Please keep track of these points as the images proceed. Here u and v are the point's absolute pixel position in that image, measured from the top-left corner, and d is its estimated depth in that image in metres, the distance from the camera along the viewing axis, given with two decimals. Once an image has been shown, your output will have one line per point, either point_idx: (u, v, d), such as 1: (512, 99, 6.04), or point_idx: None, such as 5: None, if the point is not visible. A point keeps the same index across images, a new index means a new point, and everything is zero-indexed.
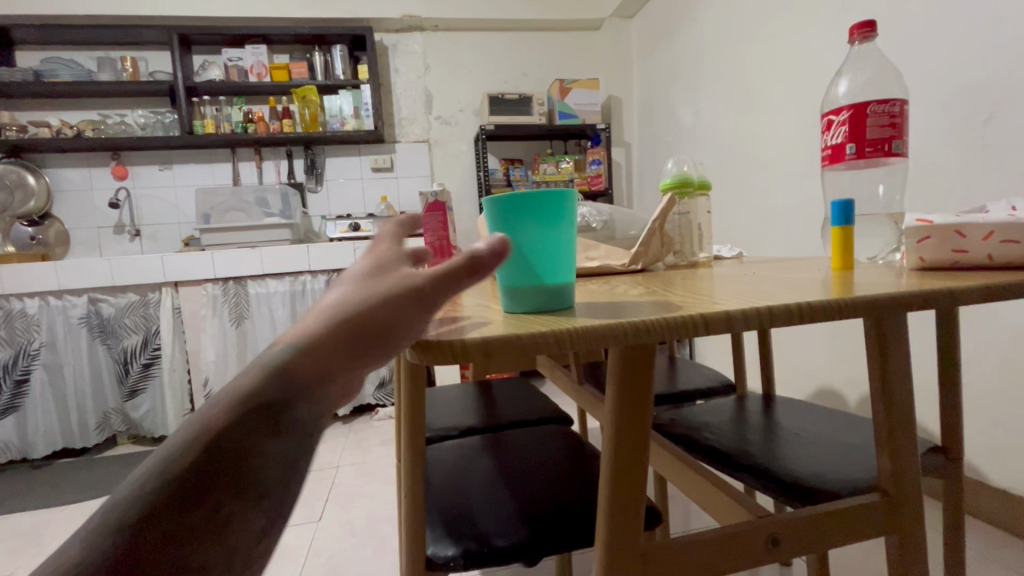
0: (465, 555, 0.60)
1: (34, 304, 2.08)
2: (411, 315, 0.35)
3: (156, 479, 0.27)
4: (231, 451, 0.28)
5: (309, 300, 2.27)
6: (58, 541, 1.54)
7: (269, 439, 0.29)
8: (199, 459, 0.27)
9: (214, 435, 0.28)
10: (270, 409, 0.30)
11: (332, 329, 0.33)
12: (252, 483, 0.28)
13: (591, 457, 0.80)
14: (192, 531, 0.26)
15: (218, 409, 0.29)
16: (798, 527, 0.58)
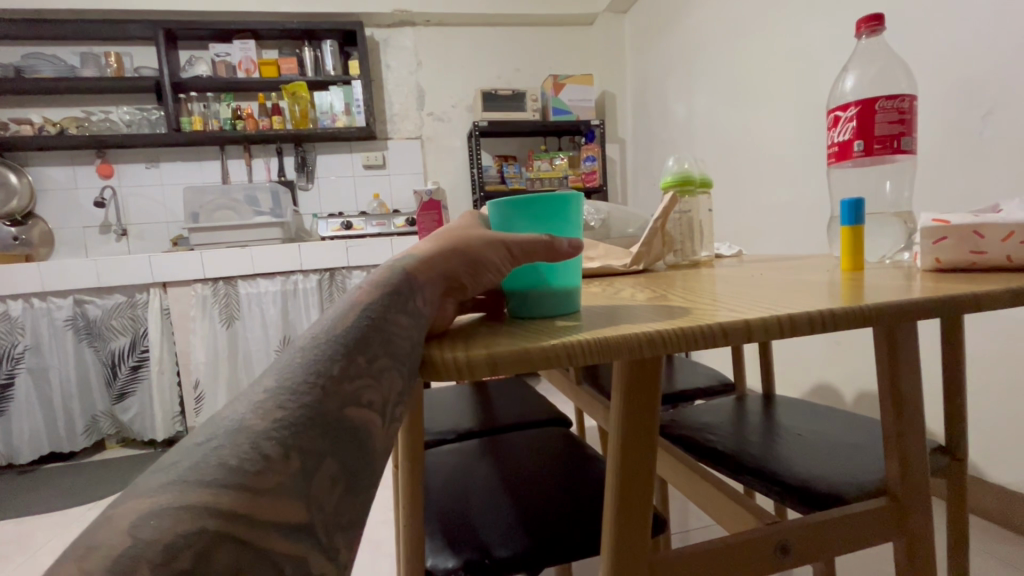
0: (466, 566, 0.59)
1: (18, 306, 2.03)
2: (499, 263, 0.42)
3: (331, 337, 0.34)
4: (384, 323, 0.35)
5: (300, 299, 2.24)
6: (45, 548, 1.51)
7: (407, 323, 0.36)
8: (365, 321, 0.35)
9: (374, 307, 0.36)
10: (408, 300, 0.37)
11: (446, 257, 0.42)
12: (395, 348, 0.34)
13: (591, 460, 0.79)
14: (361, 371, 0.32)
15: (369, 293, 0.37)
16: (807, 534, 0.56)
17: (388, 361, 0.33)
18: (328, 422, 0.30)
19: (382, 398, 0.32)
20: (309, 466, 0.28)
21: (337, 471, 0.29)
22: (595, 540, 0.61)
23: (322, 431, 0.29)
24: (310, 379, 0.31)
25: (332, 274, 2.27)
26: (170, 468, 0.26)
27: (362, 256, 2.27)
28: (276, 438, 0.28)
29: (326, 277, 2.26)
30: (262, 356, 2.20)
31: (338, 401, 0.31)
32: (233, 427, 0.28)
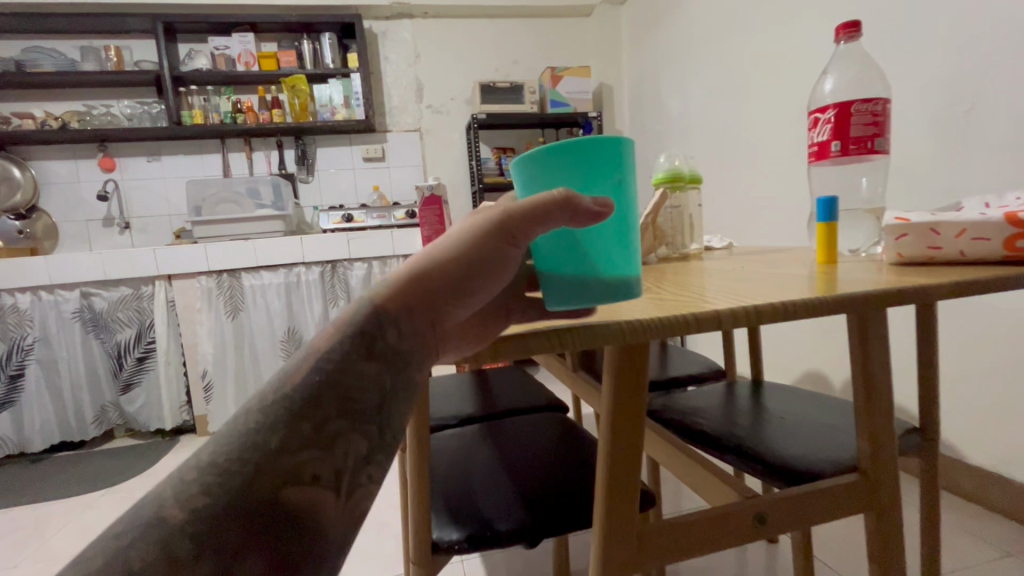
0: (469, 540, 0.63)
1: (26, 299, 2.07)
2: (512, 250, 0.39)
3: (277, 401, 0.33)
4: (335, 380, 0.34)
5: (303, 291, 2.27)
6: (60, 533, 1.56)
7: (371, 369, 0.35)
8: (315, 378, 0.34)
9: (325, 360, 0.34)
10: (376, 341, 0.36)
11: (423, 280, 0.38)
12: (350, 410, 0.34)
13: (585, 441, 0.84)
14: (306, 443, 0.32)
15: (327, 342, 0.36)
16: (782, 506, 0.61)
17: (343, 424, 0.33)
18: (259, 506, 0.29)
19: (334, 469, 0.32)
20: (226, 562, 0.27)
21: (261, 565, 0.28)
22: (588, 514, 0.66)
23: (250, 519, 0.29)
24: (245, 456, 0.31)
25: (334, 266, 2.31)
26: (79, 567, 0.26)
27: (364, 248, 2.30)
28: (193, 537, 0.27)
29: (328, 268, 2.30)
30: (265, 347, 2.24)
31: (274, 480, 0.30)
32: (154, 519, 0.28)
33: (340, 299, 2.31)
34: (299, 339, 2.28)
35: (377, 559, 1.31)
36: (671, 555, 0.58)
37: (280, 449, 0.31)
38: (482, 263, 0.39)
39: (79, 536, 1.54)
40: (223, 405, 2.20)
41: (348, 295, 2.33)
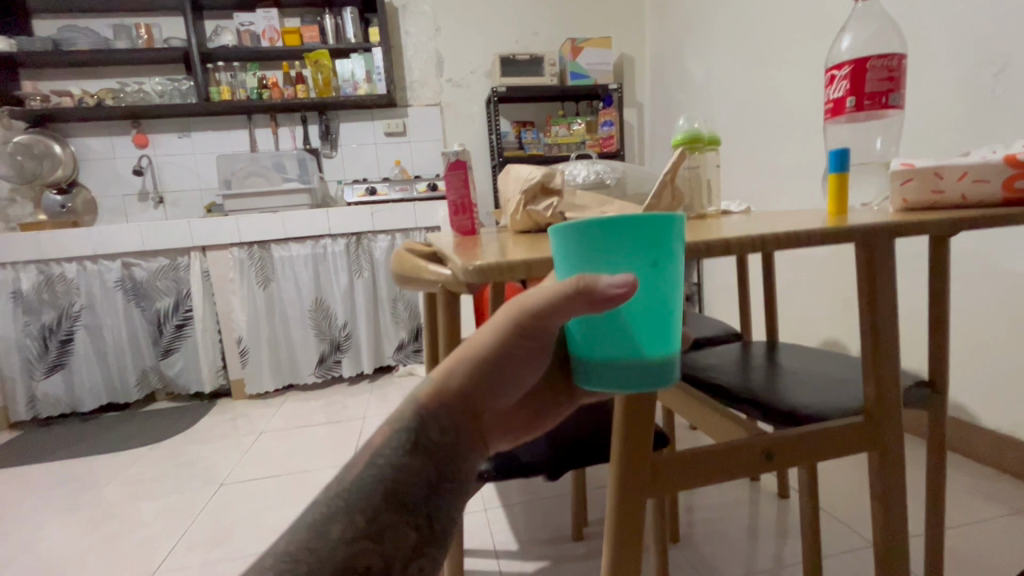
0: (494, 468, 0.70)
1: (72, 269, 2.18)
2: (539, 340, 0.40)
3: (337, 496, 0.38)
4: (385, 474, 0.39)
5: (330, 262, 2.35)
6: (114, 483, 1.69)
7: (415, 463, 0.39)
8: (370, 475, 0.39)
9: (378, 456, 0.40)
10: (421, 438, 0.40)
11: (455, 380, 0.41)
12: (399, 501, 0.38)
13: None
14: (361, 534, 0.36)
15: (381, 438, 0.41)
16: (789, 443, 0.66)
17: (391, 515, 0.37)
18: None
19: (382, 560, 0.36)
20: None
21: None
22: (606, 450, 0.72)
23: None
24: (310, 545, 0.36)
25: (359, 238, 2.37)
26: None
27: (387, 220, 2.37)
28: None
29: (353, 240, 2.36)
30: (295, 315, 2.34)
31: (333, 568, 0.35)
32: None
33: (365, 270, 2.38)
34: (326, 308, 2.37)
35: None
36: (684, 485, 0.63)
37: (339, 539, 0.36)
38: (510, 356, 0.41)
39: (131, 485, 1.66)
40: (258, 369, 2.32)
41: (373, 266, 2.40)
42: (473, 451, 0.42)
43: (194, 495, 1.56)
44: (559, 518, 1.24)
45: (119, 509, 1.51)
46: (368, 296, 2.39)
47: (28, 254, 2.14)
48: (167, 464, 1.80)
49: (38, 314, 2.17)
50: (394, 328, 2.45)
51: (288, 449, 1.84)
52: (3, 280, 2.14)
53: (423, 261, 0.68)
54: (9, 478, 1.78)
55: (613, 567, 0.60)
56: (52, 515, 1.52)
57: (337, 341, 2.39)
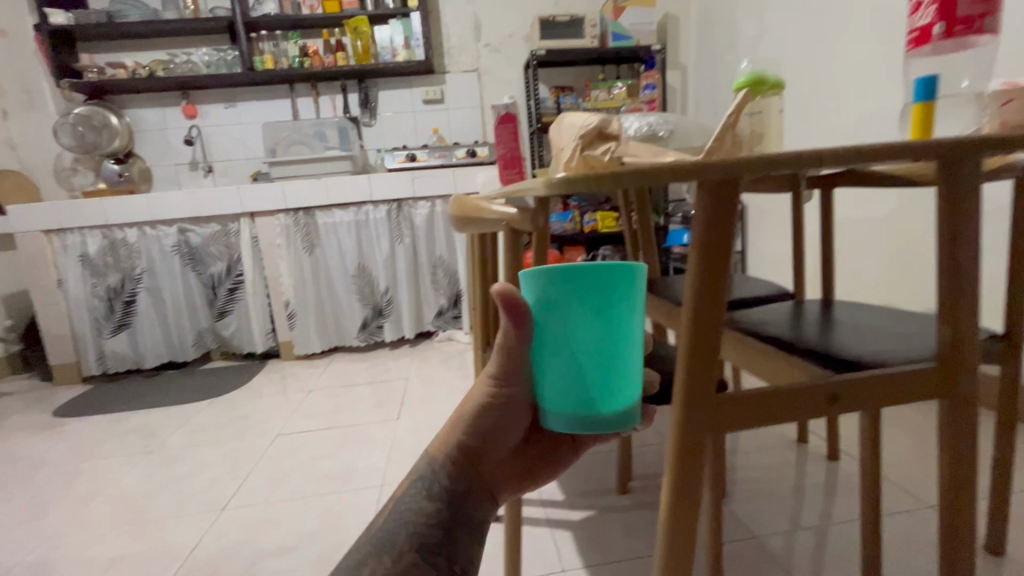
0: None
1: (133, 234, 2.30)
2: (511, 402, 0.53)
3: (375, 533, 0.53)
4: (410, 522, 0.53)
5: (372, 229, 2.40)
6: (179, 431, 1.80)
7: (431, 508, 0.54)
8: (399, 521, 0.53)
9: (403, 504, 0.54)
10: (433, 487, 0.55)
11: (452, 440, 0.56)
12: (417, 540, 0.51)
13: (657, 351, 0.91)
14: (389, 561, 0.50)
15: (405, 490, 0.56)
16: (855, 386, 0.64)
17: (414, 555, 0.50)
18: None
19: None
20: None
21: None
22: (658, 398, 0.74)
23: None
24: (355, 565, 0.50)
25: (400, 205, 2.41)
26: None
27: (427, 186, 2.39)
28: None
29: (394, 207, 2.40)
30: (340, 280, 2.41)
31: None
32: None
33: (406, 236, 2.41)
34: (369, 274, 2.43)
35: None
36: (744, 425, 0.63)
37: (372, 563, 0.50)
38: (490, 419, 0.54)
39: (195, 434, 1.77)
40: (305, 331, 2.42)
41: (413, 233, 2.43)
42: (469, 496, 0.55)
43: (253, 443, 1.65)
44: (602, 473, 1.26)
45: (185, 454, 1.62)
46: (409, 262, 2.43)
47: (93, 219, 2.27)
48: (226, 416, 1.91)
49: (105, 276, 2.31)
50: (434, 294, 2.49)
51: (337, 405, 1.92)
52: (72, 244, 2.28)
53: (481, 201, 0.71)
54: (85, 425, 1.93)
55: (674, 499, 0.61)
56: (126, 457, 1.64)
57: (380, 306, 2.46)
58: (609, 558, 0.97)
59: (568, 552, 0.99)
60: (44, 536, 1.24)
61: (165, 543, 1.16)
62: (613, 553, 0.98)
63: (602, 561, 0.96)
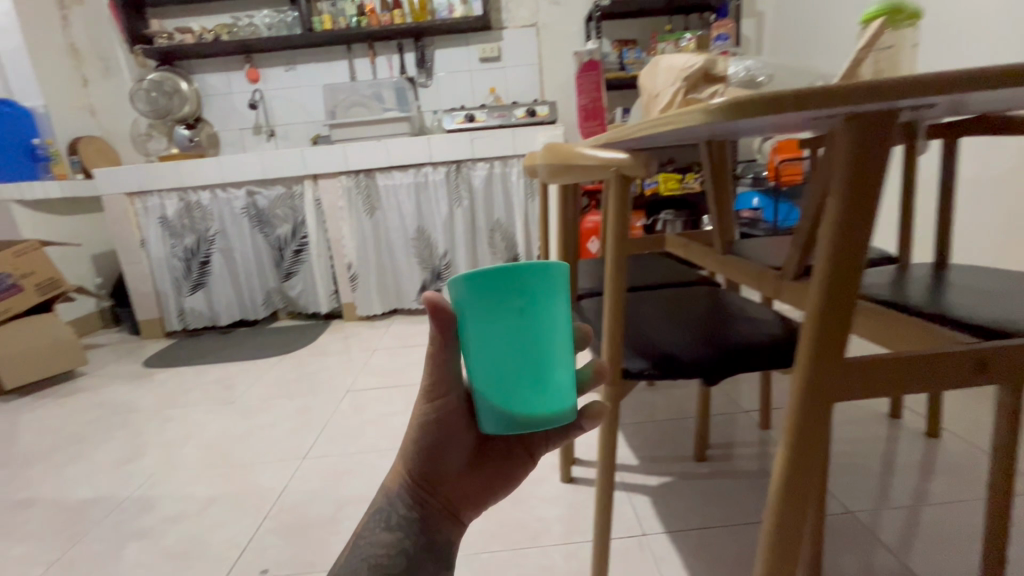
0: (659, 368, 0.67)
1: (206, 196, 2.40)
2: (448, 416, 0.51)
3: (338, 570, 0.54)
4: (370, 555, 0.53)
5: (431, 191, 2.39)
6: (256, 384, 1.90)
7: (388, 540, 0.54)
8: (360, 557, 0.53)
9: (363, 541, 0.55)
10: (390, 518, 0.54)
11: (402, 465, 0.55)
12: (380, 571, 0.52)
13: (753, 320, 0.86)
14: None
15: (366, 522, 0.56)
16: (1008, 353, 0.57)
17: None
18: None
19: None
20: None
21: None
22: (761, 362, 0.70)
23: None
24: None
25: (458, 166, 2.37)
26: None
27: (486, 147, 2.34)
28: None
29: (453, 168, 2.37)
30: (400, 243, 2.43)
31: None
32: None
33: (464, 198, 2.39)
34: (428, 237, 2.43)
35: None
36: (876, 393, 0.57)
37: None
38: (432, 441, 0.52)
39: (271, 387, 1.87)
40: (367, 293, 2.48)
41: (471, 195, 2.40)
42: (427, 520, 0.54)
43: (325, 398, 1.72)
44: (676, 440, 1.23)
45: (263, 405, 1.71)
46: (467, 224, 2.42)
47: (170, 182, 2.37)
48: (296, 372, 1.99)
49: (182, 237, 2.43)
50: (492, 257, 2.48)
51: (401, 364, 1.97)
52: (152, 206, 2.41)
53: (580, 147, 0.67)
54: (171, 376, 2.07)
55: (790, 466, 0.56)
56: (211, 407, 1.75)
57: (438, 269, 2.47)
58: (690, 524, 0.95)
59: (646, 515, 0.98)
60: (146, 475, 1.35)
61: (253, 487, 1.23)
62: (694, 520, 0.96)
63: (684, 527, 0.94)
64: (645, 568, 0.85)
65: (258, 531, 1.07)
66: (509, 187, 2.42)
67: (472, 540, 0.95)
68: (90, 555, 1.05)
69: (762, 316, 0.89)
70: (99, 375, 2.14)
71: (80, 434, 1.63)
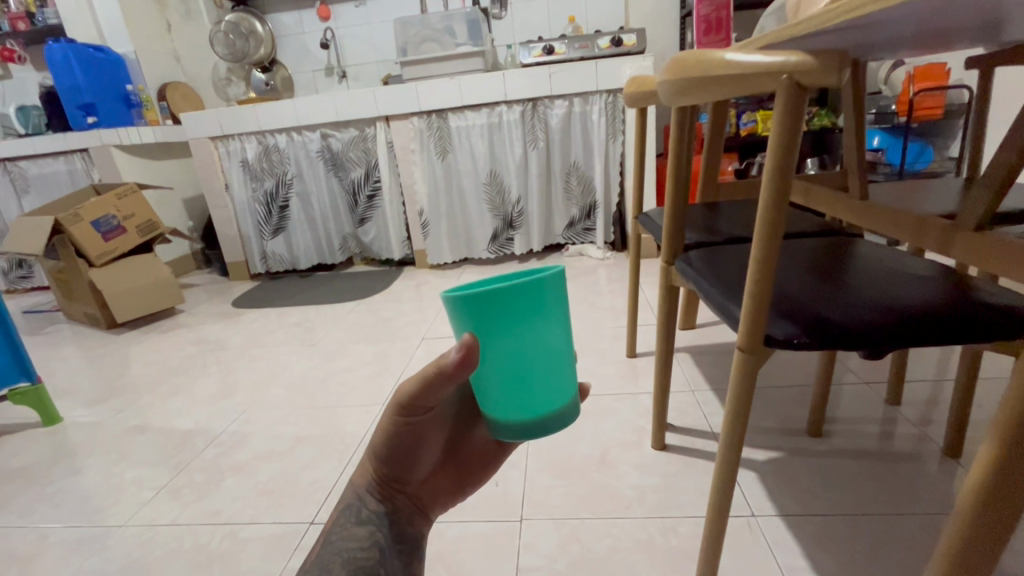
0: (815, 336, 0.54)
1: (283, 140, 2.41)
2: (415, 423, 0.56)
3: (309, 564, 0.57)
4: (344, 549, 0.57)
5: (505, 132, 2.25)
6: (335, 328, 1.94)
7: (361, 534, 0.58)
8: (333, 552, 0.56)
9: (335, 536, 0.58)
10: (360, 513, 0.59)
11: (373, 463, 0.60)
12: (353, 557, 0.56)
13: (922, 279, 0.69)
14: None
15: (334, 522, 0.60)
16: None
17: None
18: None
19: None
20: None
21: None
22: (949, 335, 0.55)
23: None
24: None
25: (534, 104, 2.21)
26: None
27: (566, 83, 2.15)
28: None
29: (529, 107, 2.21)
30: (472, 188, 2.34)
31: None
32: None
33: (540, 140, 2.24)
34: (500, 182, 2.32)
35: (597, 371, 1.34)
36: None
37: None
38: (402, 444, 0.58)
39: (349, 331, 1.90)
40: (438, 241, 2.44)
41: (548, 136, 2.24)
42: (399, 512, 0.61)
43: (402, 344, 1.72)
44: (783, 410, 1.10)
45: (342, 348, 1.74)
46: (543, 168, 2.27)
47: (250, 126, 2.40)
48: (372, 317, 2.02)
49: (262, 181, 2.47)
50: (567, 203, 2.34)
51: None
52: (234, 150, 2.46)
53: (721, 51, 0.52)
54: (258, 316, 2.16)
55: (1004, 455, 0.41)
56: (294, 348, 1.80)
57: (510, 217, 2.37)
58: (810, 510, 0.83)
59: (756, 494, 0.88)
60: (239, 411, 1.41)
61: (337, 430, 1.24)
62: (815, 504, 0.84)
63: (803, 512, 0.83)
64: (760, 555, 0.76)
65: (344, 473, 1.08)
66: (589, 127, 2.23)
67: (560, 505, 0.90)
68: (193, 485, 1.11)
69: (935, 274, 0.71)
70: (195, 312, 2.28)
71: (181, 368, 1.74)
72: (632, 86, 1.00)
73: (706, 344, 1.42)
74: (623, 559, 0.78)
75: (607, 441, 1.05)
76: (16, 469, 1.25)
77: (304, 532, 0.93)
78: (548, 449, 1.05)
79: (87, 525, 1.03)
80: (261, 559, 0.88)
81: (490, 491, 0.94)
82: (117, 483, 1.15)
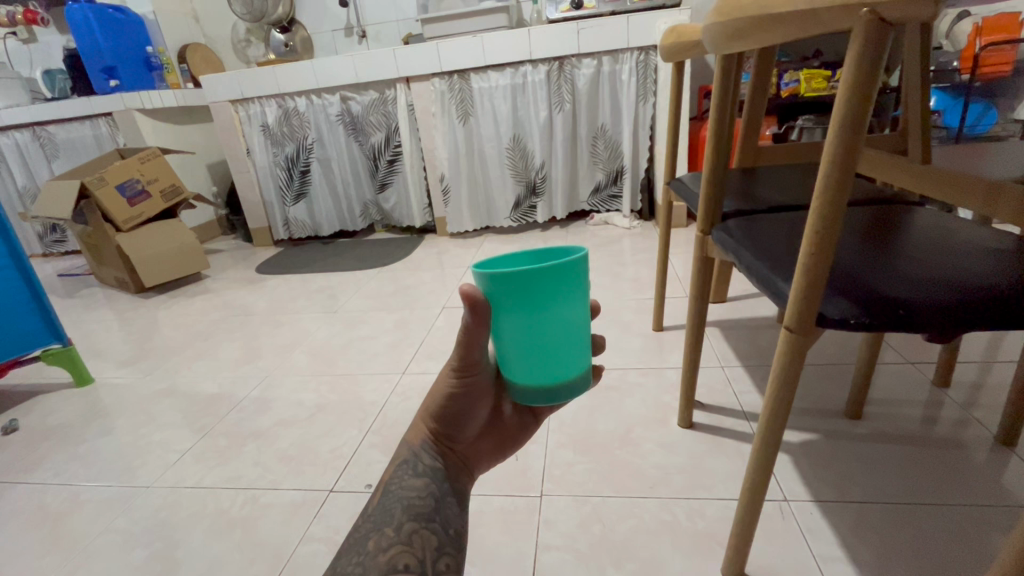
0: (876, 316, 0.49)
1: (303, 102, 2.36)
2: (475, 382, 0.53)
3: (367, 516, 0.55)
4: (402, 498, 0.55)
5: (530, 94, 2.15)
6: (356, 295, 1.93)
7: (418, 484, 0.56)
8: (393, 500, 0.55)
9: (393, 486, 0.56)
10: (416, 466, 0.57)
11: (428, 416, 0.58)
12: (410, 503, 0.54)
13: (996, 252, 0.61)
14: (395, 539, 0.51)
15: (392, 474, 0.58)
16: None
17: (414, 525, 0.52)
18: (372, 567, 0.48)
19: (416, 557, 0.50)
20: None
21: None
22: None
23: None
24: (351, 546, 0.51)
25: (561, 64, 2.10)
26: None
27: (594, 39, 2.02)
28: None
29: (555, 66, 2.10)
30: (494, 153, 2.26)
31: (378, 557, 0.49)
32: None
33: (566, 102, 2.13)
34: (524, 146, 2.24)
35: (620, 343, 1.30)
36: None
37: (368, 532, 0.52)
38: (458, 399, 0.55)
39: (370, 298, 1.89)
40: (457, 208, 2.38)
41: (574, 98, 2.13)
42: (452, 470, 0.58)
43: (423, 312, 1.70)
44: (819, 390, 1.04)
45: (363, 316, 1.74)
46: (568, 132, 2.18)
47: (269, 89, 2.35)
48: (392, 284, 2.00)
49: (282, 146, 2.45)
50: (592, 169, 2.26)
51: None
52: (254, 114, 2.42)
53: None
54: (281, 283, 2.17)
55: None
56: (316, 314, 1.80)
57: (534, 184, 2.30)
58: (848, 497, 0.79)
59: (788, 477, 0.83)
60: (262, 376, 1.42)
61: (357, 398, 1.24)
62: (852, 491, 0.80)
63: (839, 498, 0.79)
64: (792, 543, 0.72)
65: (364, 442, 1.07)
66: (618, 88, 2.12)
67: (581, 482, 0.87)
68: (216, 449, 1.12)
69: (1012, 246, 0.63)
70: (220, 277, 2.31)
71: (207, 332, 1.76)
72: (670, 37, 0.92)
73: (736, 319, 1.36)
74: (646, 542, 0.75)
75: (630, 417, 1.02)
76: (52, 428, 1.29)
77: (324, 499, 0.93)
78: (570, 424, 1.02)
79: (116, 485, 1.05)
80: (281, 525, 0.89)
81: (510, 465, 0.93)
82: (145, 444, 1.17)
